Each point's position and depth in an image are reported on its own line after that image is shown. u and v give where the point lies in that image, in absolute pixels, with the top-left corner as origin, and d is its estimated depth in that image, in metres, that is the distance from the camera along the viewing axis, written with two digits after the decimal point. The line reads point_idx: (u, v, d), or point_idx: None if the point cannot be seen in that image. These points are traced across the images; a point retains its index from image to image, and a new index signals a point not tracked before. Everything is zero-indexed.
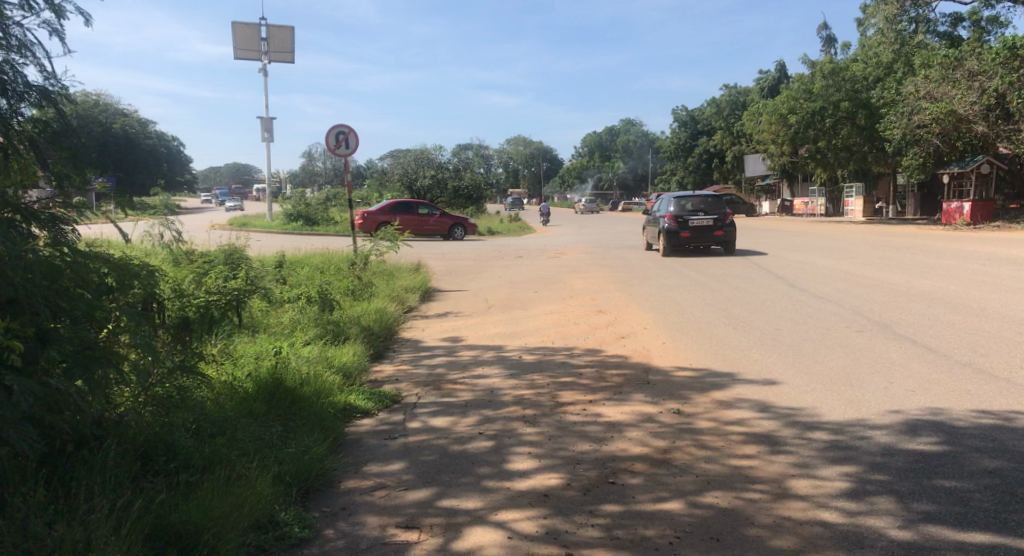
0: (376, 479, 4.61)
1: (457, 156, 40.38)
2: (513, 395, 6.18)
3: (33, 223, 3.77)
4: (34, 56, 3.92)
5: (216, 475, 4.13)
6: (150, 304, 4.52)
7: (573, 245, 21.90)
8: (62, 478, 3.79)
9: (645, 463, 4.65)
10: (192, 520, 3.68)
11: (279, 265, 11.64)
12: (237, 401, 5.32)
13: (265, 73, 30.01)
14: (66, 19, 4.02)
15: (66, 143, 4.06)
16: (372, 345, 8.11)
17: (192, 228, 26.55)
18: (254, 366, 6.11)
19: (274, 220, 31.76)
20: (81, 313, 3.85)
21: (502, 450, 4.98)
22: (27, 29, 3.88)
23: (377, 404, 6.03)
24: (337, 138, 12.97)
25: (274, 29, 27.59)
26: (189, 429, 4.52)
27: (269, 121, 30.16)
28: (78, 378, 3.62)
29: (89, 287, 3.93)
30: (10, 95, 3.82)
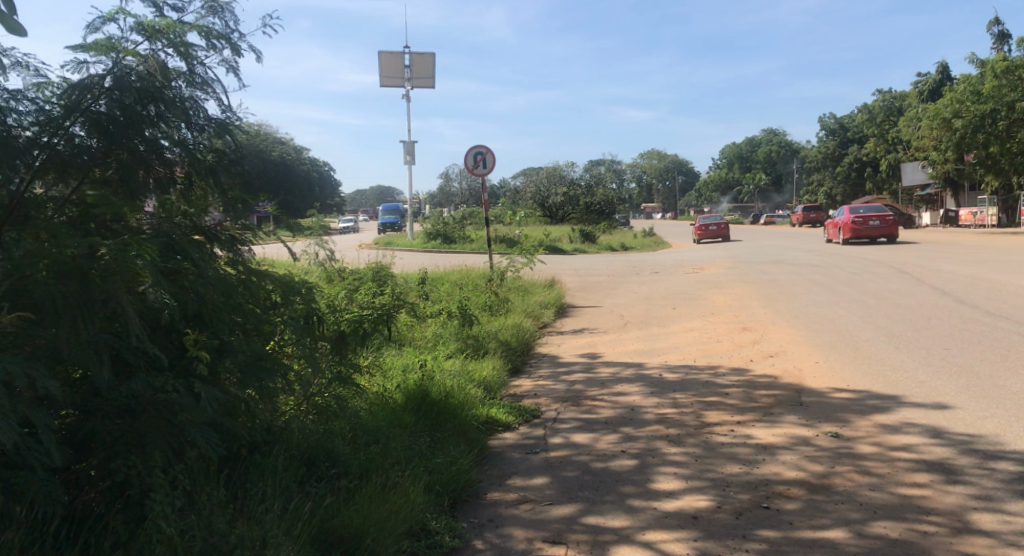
0: (520, 493, 4.67)
1: (590, 173, 40.65)
2: (656, 413, 6.09)
3: (217, 244, 4.17)
4: (214, 92, 4.40)
5: (373, 482, 4.34)
6: (312, 318, 4.88)
7: (710, 260, 21.36)
8: (239, 478, 4.09)
9: (802, 488, 4.44)
10: (355, 523, 3.86)
11: (421, 281, 12.10)
12: (387, 411, 5.57)
13: (407, 98, 31.27)
14: (241, 56, 4.42)
15: (238, 170, 4.52)
16: (510, 359, 8.26)
17: (340, 247, 28.15)
18: (403, 378, 6.40)
19: (414, 238, 33.00)
20: (253, 327, 4.19)
21: (647, 468, 4.91)
22: (209, 68, 4.36)
23: (518, 418, 6.13)
24: (475, 157, 13.39)
25: (417, 56, 28.80)
26: (347, 437, 4.81)
27: (411, 145, 31.49)
28: (251, 387, 3.97)
29: (259, 303, 4.30)
30: (195, 128, 4.30)
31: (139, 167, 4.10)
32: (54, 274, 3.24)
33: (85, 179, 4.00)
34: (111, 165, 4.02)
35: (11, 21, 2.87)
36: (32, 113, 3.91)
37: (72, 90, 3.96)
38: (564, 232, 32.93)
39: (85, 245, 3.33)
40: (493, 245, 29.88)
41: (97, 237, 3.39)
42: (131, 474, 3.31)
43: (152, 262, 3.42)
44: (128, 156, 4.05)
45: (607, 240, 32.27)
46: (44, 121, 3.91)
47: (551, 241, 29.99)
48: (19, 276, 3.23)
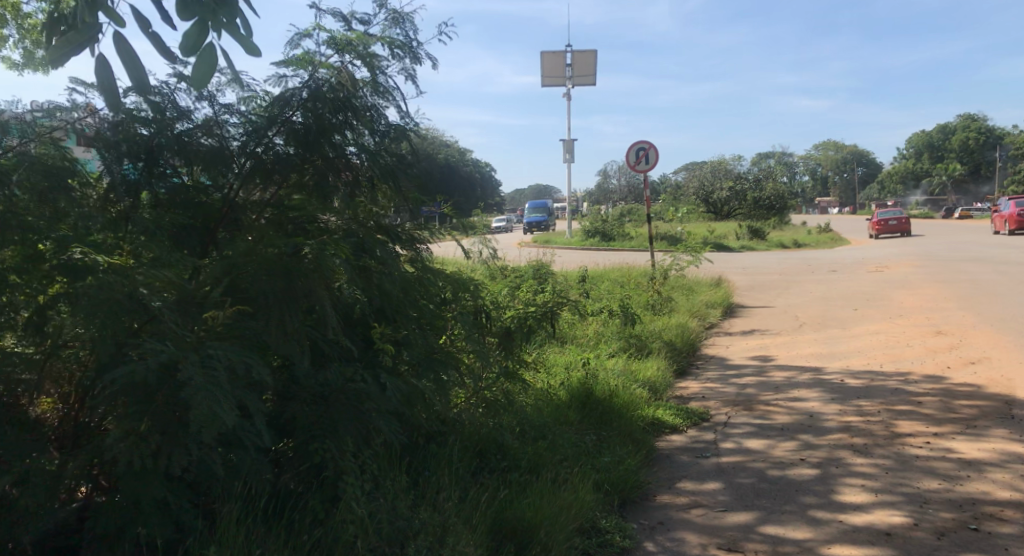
0: (691, 497, 4.55)
1: (757, 167, 38.98)
2: (838, 420, 5.72)
3: (398, 243, 4.43)
4: (394, 99, 4.63)
5: (543, 477, 4.39)
6: (480, 314, 5.03)
7: (893, 257, 19.81)
8: (417, 466, 4.27)
9: (1016, 511, 4.00)
10: (527, 516, 3.92)
11: (582, 279, 12.10)
12: (552, 407, 5.62)
13: (568, 97, 31.40)
14: (419, 63, 4.62)
15: (416, 172, 4.78)
16: (675, 360, 8.07)
17: (501, 245, 28.80)
18: (567, 376, 6.43)
19: (573, 236, 33.13)
20: (428, 321, 4.40)
21: (830, 479, 4.62)
22: (390, 77, 4.59)
23: (685, 420, 5.98)
24: (637, 154, 13.22)
25: (578, 54, 28.83)
26: (515, 431, 4.92)
27: (571, 143, 31.63)
28: (428, 379, 4.17)
29: (432, 299, 4.48)
30: (377, 134, 4.53)
31: (331, 172, 4.41)
32: (266, 271, 3.56)
33: (285, 183, 4.37)
34: (307, 171, 4.37)
35: (249, 43, 3.44)
36: (239, 123, 4.33)
37: (275, 103, 4.33)
38: (730, 229, 31.78)
39: (290, 245, 3.75)
40: (654, 243, 29.39)
41: (301, 239, 3.83)
42: (326, 457, 3.53)
43: (347, 260, 3.82)
44: (322, 162, 4.37)
45: (776, 237, 30.72)
46: (250, 131, 4.31)
47: (715, 238, 29.04)
48: (235, 272, 3.58)
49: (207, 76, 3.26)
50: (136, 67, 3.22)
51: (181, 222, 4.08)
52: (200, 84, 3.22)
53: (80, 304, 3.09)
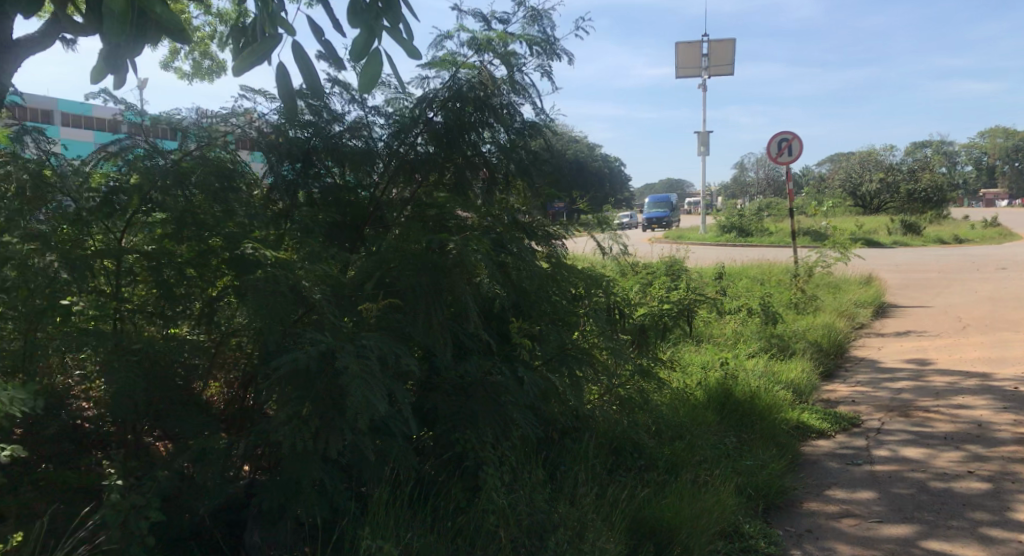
0: (842, 505, 4.31)
1: (912, 157, 36.36)
2: (1011, 432, 5.24)
3: (533, 239, 4.52)
4: (530, 96, 4.69)
5: (683, 478, 4.31)
6: (615, 311, 5.01)
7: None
8: (552, 462, 4.31)
9: None
10: (666, 516, 3.86)
11: (719, 275, 11.73)
12: (690, 407, 5.50)
13: (704, 89, 30.52)
14: (555, 59, 4.64)
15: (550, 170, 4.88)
16: (821, 362, 7.67)
17: (633, 241, 28.43)
18: (704, 375, 6.26)
19: (708, 231, 32.20)
20: (564, 317, 4.43)
21: (1003, 495, 4.24)
22: (526, 74, 4.65)
23: (833, 425, 5.67)
24: (779, 146, 12.66)
25: (716, 44, 27.94)
26: (651, 431, 4.87)
27: (707, 136, 30.74)
28: (563, 375, 4.22)
29: (567, 296, 4.50)
30: (512, 131, 4.63)
31: (469, 171, 4.58)
32: (414, 267, 3.71)
33: (427, 180, 4.52)
34: (448, 170, 4.52)
35: (410, 47, 3.55)
36: (384, 123, 4.56)
37: (418, 104, 4.51)
38: (880, 224, 29.84)
39: (437, 241, 3.84)
40: (796, 238, 28.07)
41: (445, 234, 3.91)
42: (468, 448, 3.68)
43: (487, 254, 3.84)
44: (462, 161, 4.53)
45: (934, 233, 28.46)
46: (395, 131, 4.50)
47: (864, 233, 27.35)
48: (384, 267, 3.72)
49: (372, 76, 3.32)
50: (309, 72, 3.40)
51: (335, 219, 4.27)
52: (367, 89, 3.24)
53: (250, 296, 3.34)
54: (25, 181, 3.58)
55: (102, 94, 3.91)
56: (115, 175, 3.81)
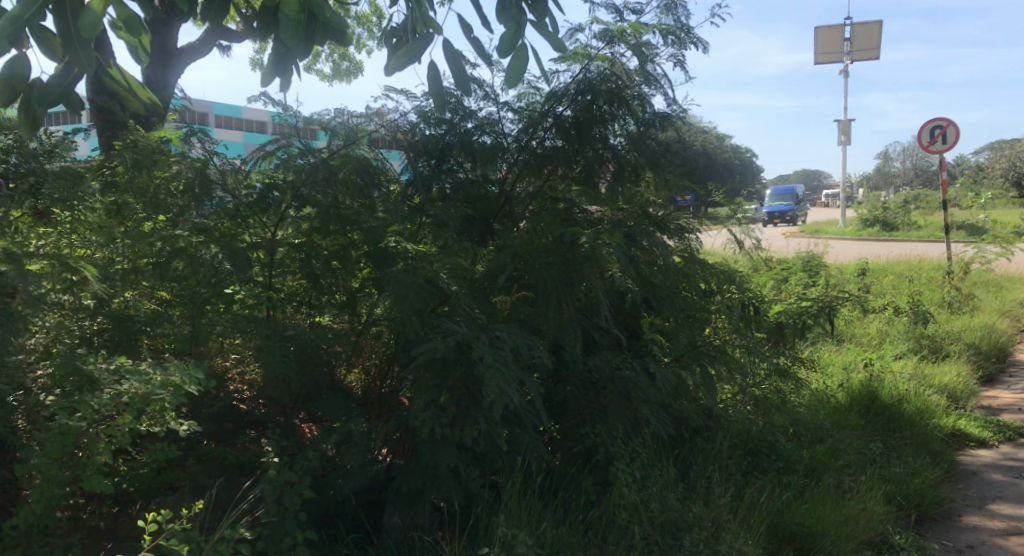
0: (1008, 523, 4.00)
1: None
2: None
3: (667, 233, 4.44)
4: (660, 87, 4.64)
5: (825, 483, 4.13)
6: (750, 308, 4.86)
7: None
8: (684, 460, 4.23)
9: None
10: (808, 523, 3.71)
11: (862, 272, 11.09)
12: (832, 409, 5.24)
13: (845, 75, 28.88)
14: (687, 49, 4.55)
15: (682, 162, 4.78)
16: (979, 366, 7.11)
17: (766, 235, 27.31)
18: (847, 376, 5.95)
19: (849, 226, 30.47)
20: (697, 314, 4.34)
21: None
22: (658, 64, 4.59)
23: (995, 434, 5.24)
24: (932, 133, 11.78)
25: (859, 26, 26.34)
26: (789, 433, 4.68)
27: (849, 125, 29.07)
28: (696, 372, 4.13)
29: (699, 291, 4.41)
30: (642, 124, 4.59)
31: (599, 164, 4.58)
32: (546, 259, 3.73)
33: (557, 174, 4.56)
34: (578, 164, 4.53)
35: (556, 41, 3.49)
36: (515, 119, 4.64)
37: (548, 99, 4.55)
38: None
39: (570, 234, 3.86)
40: (948, 233, 26.07)
41: (578, 228, 3.92)
42: (598, 442, 3.67)
43: (620, 247, 3.79)
44: (592, 155, 4.53)
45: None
46: (526, 125, 4.57)
47: None
48: (517, 260, 3.78)
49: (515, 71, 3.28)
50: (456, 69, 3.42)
51: (468, 214, 4.39)
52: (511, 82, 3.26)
53: (391, 286, 3.49)
54: (193, 179, 3.91)
55: (260, 98, 4.22)
56: (269, 172, 4.09)
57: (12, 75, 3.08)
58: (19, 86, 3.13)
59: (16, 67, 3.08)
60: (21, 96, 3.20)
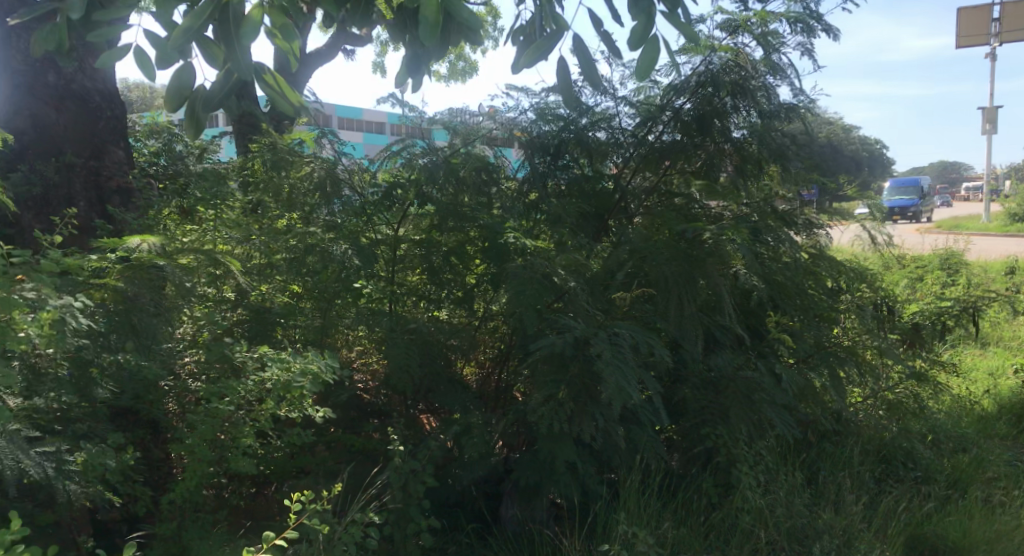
0: None
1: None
2: None
3: (793, 228, 4.29)
4: (787, 77, 4.47)
5: (970, 496, 3.88)
6: (883, 308, 4.64)
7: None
8: (812, 465, 4.06)
9: None
10: (951, 536, 3.50)
11: (1008, 270, 10.30)
12: (974, 417, 4.92)
13: (990, 59, 26.79)
14: (816, 36, 4.34)
15: (809, 155, 4.60)
16: None
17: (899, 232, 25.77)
18: (991, 382, 5.57)
19: (992, 221, 28.31)
20: (826, 313, 4.19)
21: None
22: (784, 53, 4.42)
23: None
24: None
25: None
26: (927, 440, 4.43)
27: (993, 113, 26.99)
28: (824, 374, 3.98)
29: (829, 289, 4.24)
30: (767, 116, 4.44)
31: (720, 157, 4.44)
32: (668, 255, 3.68)
33: (675, 168, 4.47)
34: (699, 157, 4.44)
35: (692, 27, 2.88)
36: (632, 113, 4.58)
37: (666, 92, 4.47)
38: None
39: (692, 231, 3.78)
40: None
41: (701, 224, 3.85)
42: (720, 443, 3.60)
43: (746, 244, 3.70)
44: (715, 149, 4.42)
45: None
46: (645, 118, 4.50)
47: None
48: (637, 256, 3.75)
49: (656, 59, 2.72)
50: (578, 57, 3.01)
51: (587, 210, 4.38)
52: (643, 70, 2.70)
53: (509, 282, 3.55)
54: (322, 179, 4.11)
55: (388, 99, 4.41)
56: (393, 170, 4.26)
57: (183, 86, 2.53)
58: (189, 95, 2.56)
59: (187, 76, 2.52)
60: (186, 104, 2.61)
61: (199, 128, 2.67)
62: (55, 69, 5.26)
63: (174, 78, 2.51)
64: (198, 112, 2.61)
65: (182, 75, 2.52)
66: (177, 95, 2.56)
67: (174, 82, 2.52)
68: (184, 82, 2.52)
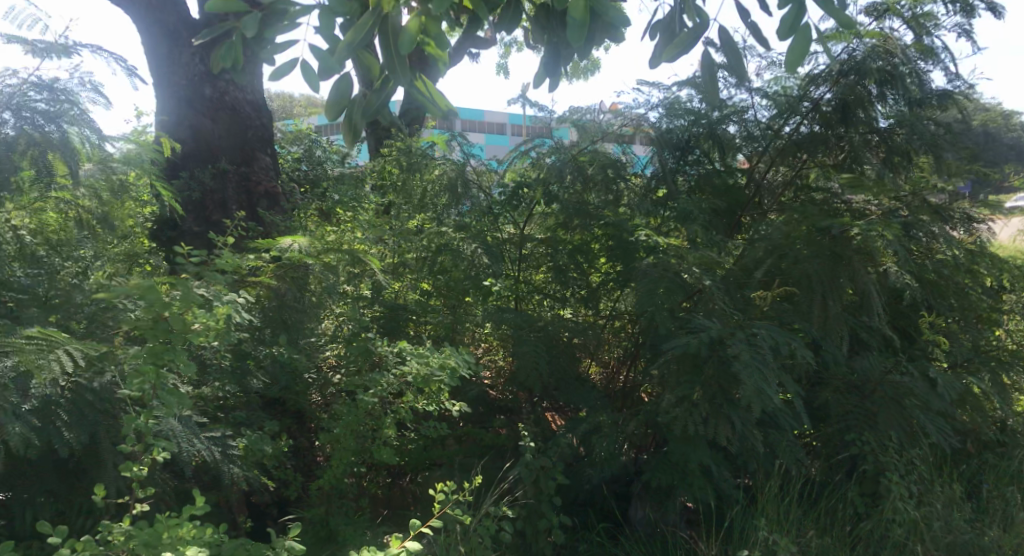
0: None
1: None
2: None
3: (949, 224, 4.03)
4: (940, 61, 4.20)
5: None
6: None
7: None
8: (972, 478, 3.79)
9: None
10: None
11: None
12: None
13: None
14: (976, 16, 4.04)
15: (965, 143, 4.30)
16: None
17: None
18: None
19: None
20: (987, 315, 3.92)
21: None
22: (938, 35, 4.17)
23: None
24: None
25: None
26: None
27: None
28: (986, 380, 3.71)
29: (990, 290, 3.95)
30: (918, 103, 4.19)
31: (866, 149, 4.21)
32: (812, 252, 3.54)
33: (815, 161, 4.28)
34: (843, 149, 4.22)
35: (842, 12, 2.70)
36: (768, 105, 4.39)
37: (804, 82, 4.32)
38: None
39: (838, 226, 3.60)
40: None
41: (847, 219, 3.63)
42: (866, 451, 3.43)
43: (898, 240, 3.48)
44: (859, 138, 4.20)
45: None
46: (782, 109, 4.30)
47: None
48: (777, 252, 3.60)
49: (807, 48, 2.56)
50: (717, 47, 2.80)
51: (721, 207, 4.28)
52: (795, 62, 2.56)
53: (640, 282, 3.61)
54: (453, 181, 4.24)
55: (518, 100, 4.51)
56: (521, 169, 4.30)
57: (342, 97, 2.50)
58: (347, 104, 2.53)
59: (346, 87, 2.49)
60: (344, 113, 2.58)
61: (355, 137, 2.65)
62: (212, 83, 5.70)
63: (335, 89, 2.49)
64: (356, 121, 2.56)
65: (341, 86, 2.49)
66: (338, 104, 2.52)
67: (334, 93, 2.50)
68: (342, 94, 2.49)
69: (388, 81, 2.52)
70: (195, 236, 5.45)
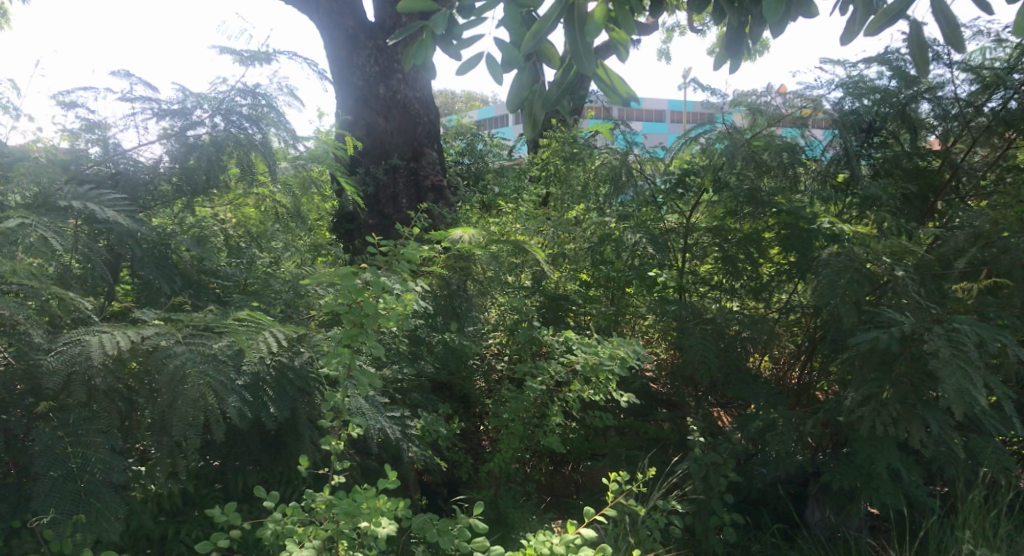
0: None
1: None
2: None
3: None
4: None
5: None
6: None
7: None
8: None
9: None
10: None
11: None
12: None
13: None
14: None
15: None
16: None
17: None
18: None
19: None
20: None
21: None
22: None
23: None
24: None
25: None
26: None
27: None
28: None
29: None
30: None
31: None
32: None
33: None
34: None
35: None
36: (970, 80, 4.01)
37: (1016, 52, 3.90)
38: None
39: None
40: None
41: None
42: None
43: None
44: None
45: None
46: (987, 83, 3.93)
47: None
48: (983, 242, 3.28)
49: None
50: None
51: (911, 193, 3.97)
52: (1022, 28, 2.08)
53: (821, 272, 3.41)
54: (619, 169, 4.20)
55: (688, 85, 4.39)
56: (688, 157, 4.16)
57: (522, 89, 2.52)
58: (527, 96, 2.54)
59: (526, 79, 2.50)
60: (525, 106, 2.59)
61: (536, 128, 2.64)
62: (386, 83, 5.98)
63: (515, 82, 2.51)
64: (535, 110, 2.56)
65: (521, 79, 2.50)
66: (518, 96, 2.54)
67: (515, 86, 2.52)
68: (522, 87, 2.50)
69: (569, 73, 2.47)
70: (370, 228, 5.76)
